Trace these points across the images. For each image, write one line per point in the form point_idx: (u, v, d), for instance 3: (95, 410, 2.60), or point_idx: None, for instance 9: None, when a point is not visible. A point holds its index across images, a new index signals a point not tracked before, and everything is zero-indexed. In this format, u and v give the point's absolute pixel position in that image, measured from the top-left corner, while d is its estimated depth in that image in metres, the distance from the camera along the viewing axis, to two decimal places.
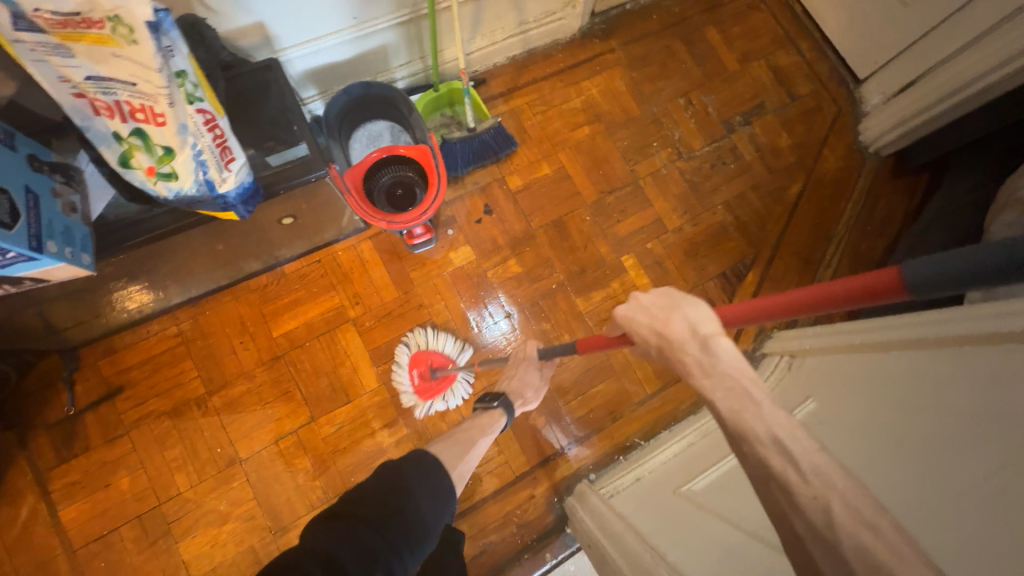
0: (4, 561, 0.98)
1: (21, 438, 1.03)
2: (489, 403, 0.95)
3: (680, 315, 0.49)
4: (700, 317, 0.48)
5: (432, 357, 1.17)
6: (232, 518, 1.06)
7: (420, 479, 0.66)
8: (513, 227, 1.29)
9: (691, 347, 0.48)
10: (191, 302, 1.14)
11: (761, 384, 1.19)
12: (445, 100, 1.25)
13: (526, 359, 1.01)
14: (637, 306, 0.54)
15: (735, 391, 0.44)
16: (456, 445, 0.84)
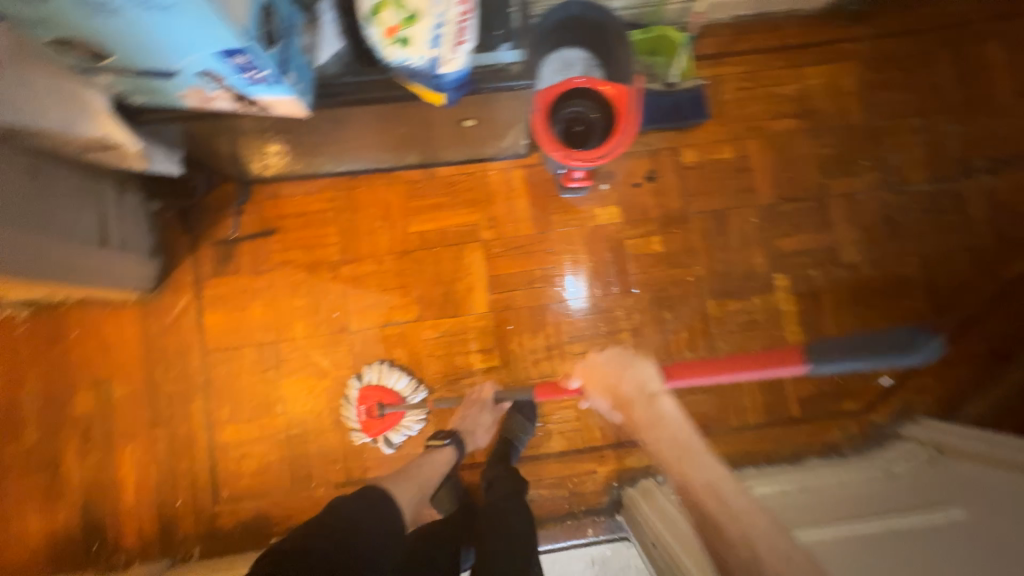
0: (156, 337, 1.16)
1: (192, 244, 1.18)
2: (442, 440, 1.03)
3: (628, 373, 1.01)
4: (649, 379, 0.98)
5: (383, 395, 1.12)
6: (329, 377, 1.15)
7: (364, 512, 0.77)
8: (669, 203, 1.20)
9: (642, 398, 0.95)
10: (350, 174, 1.19)
11: (884, 465, 1.03)
12: (653, 46, 1.12)
13: (478, 402, 1.08)
14: (598, 361, 1.06)
15: (671, 438, 0.87)
16: (413, 477, 0.92)
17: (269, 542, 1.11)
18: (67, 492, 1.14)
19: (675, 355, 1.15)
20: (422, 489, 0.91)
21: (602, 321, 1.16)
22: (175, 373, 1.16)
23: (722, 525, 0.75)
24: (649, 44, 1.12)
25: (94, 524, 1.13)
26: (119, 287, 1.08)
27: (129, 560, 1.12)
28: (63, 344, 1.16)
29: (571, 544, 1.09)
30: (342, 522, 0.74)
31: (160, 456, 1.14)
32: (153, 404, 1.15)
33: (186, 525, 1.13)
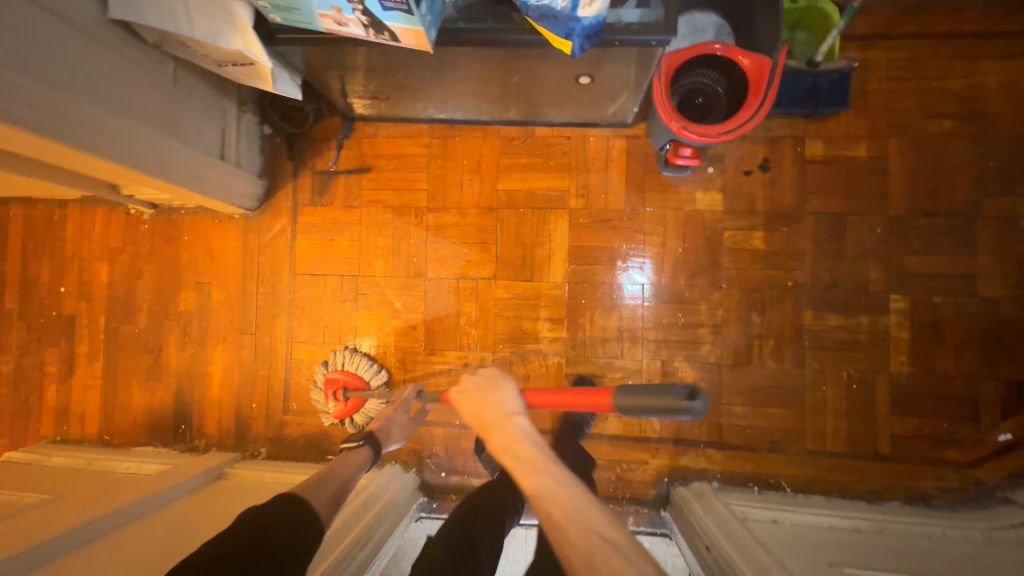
0: (253, 253, 1.25)
1: (294, 171, 1.25)
2: (355, 442, 0.93)
3: (494, 395, 0.83)
4: (509, 400, 0.82)
5: (345, 379, 1.14)
6: (400, 318, 1.19)
7: (279, 519, 0.69)
8: (781, 198, 1.09)
9: (499, 425, 0.78)
10: (448, 123, 1.19)
11: (990, 530, 0.89)
12: (797, 18, 1.01)
13: (400, 402, 1.03)
14: (466, 387, 0.87)
15: (521, 455, 0.71)
16: (329, 479, 0.82)
17: (327, 458, 1.20)
18: (165, 376, 1.28)
19: (756, 361, 1.07)
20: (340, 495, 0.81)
21: (681, 313, 1.10)
22: (265, 289, 1.25)
23: (561, 545, 0.59)
24: (793, 15, 1.01)
25: (184, 409, 1.27)
26: (229, 203, 1.16)
27: (208, 446, 1.25)
28: (175, 246, 1.28)
29: None
30: (260, 534, 0.66)
31: (243, 361, 1.25)
32: (243, 314, 1.25)
33: (258, 427, 1.24)
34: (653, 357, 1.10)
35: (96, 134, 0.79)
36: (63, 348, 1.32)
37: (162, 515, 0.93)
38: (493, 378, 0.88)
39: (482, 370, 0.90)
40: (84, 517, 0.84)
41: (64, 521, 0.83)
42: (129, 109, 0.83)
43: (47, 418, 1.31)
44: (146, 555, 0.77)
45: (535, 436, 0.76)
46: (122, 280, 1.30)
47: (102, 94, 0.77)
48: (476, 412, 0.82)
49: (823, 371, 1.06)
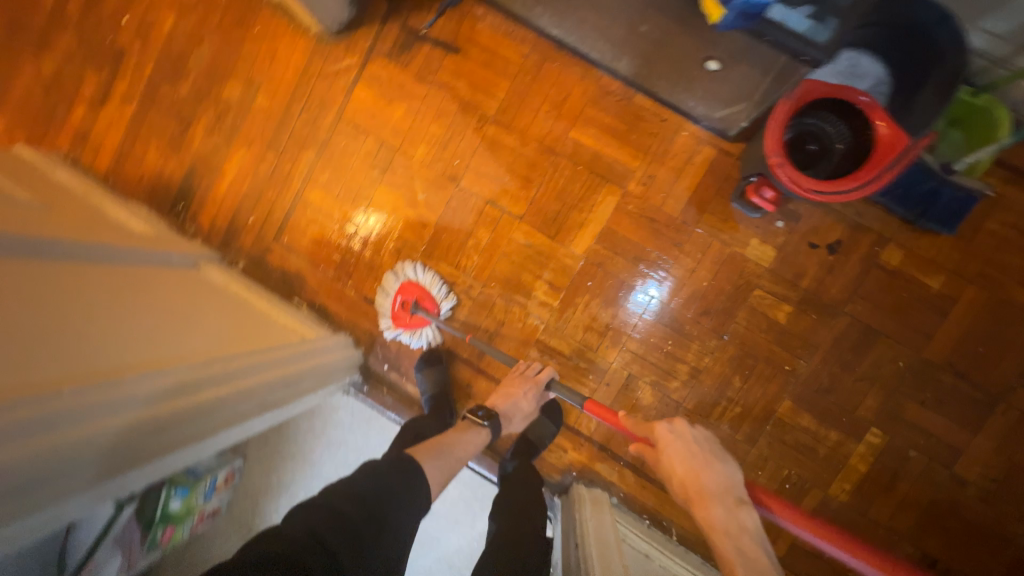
0: (311, 77, 1.20)
1: (385, 15, 1.16)
2: (480, 419, 0.96)
3: (717, 465, 0.77)
4: (732, 480, 0.75)
5: (421, 296, 1.13)
6: (416, 210, 1.16)
7: (396, 482, 0.75)
8: (830, 286, 1.01)
9: (723, 503, 0.72)
10: (555, 43, 1.09)
11: None
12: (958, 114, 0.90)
13: (531, 384, 1.04)
14: (682, 435, 0.81)
15: (744, 549, 0.65)
16: (446, 456, 0.86)
17: (292, 300, 1.22)
18: (183, 151, 1.28)
19: (713, 419, 1.05)
20: (450, 473, 0.85)
21: (672, 342, 1.07)
22: (307, 118, 1.21)
23: None
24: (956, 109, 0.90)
25: (187, 190, 1.28)
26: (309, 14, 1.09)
27: (195, 234, 1.28)
28: (243, 32, 1.23)
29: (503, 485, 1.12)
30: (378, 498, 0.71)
31: (257, 175, 1.24)
32: (278, 131, 1.22)
33: (245, 240, 1.26)
34: (623, 366, 1.08)
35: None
36: (103, 77, 1.31)
37: (141, 271, 0.96)
38: (708, 442, 0.81)
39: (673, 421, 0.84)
40: (72, 240, 0.87)
41: (54, 235, 0.85)
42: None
43: (66, 135, 1.33)
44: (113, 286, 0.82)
45: (764, 540, 0.68)
46: (181, 40, 1.26)
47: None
48: (691, 471, 0.76)
49: (768, 459, 1.04)
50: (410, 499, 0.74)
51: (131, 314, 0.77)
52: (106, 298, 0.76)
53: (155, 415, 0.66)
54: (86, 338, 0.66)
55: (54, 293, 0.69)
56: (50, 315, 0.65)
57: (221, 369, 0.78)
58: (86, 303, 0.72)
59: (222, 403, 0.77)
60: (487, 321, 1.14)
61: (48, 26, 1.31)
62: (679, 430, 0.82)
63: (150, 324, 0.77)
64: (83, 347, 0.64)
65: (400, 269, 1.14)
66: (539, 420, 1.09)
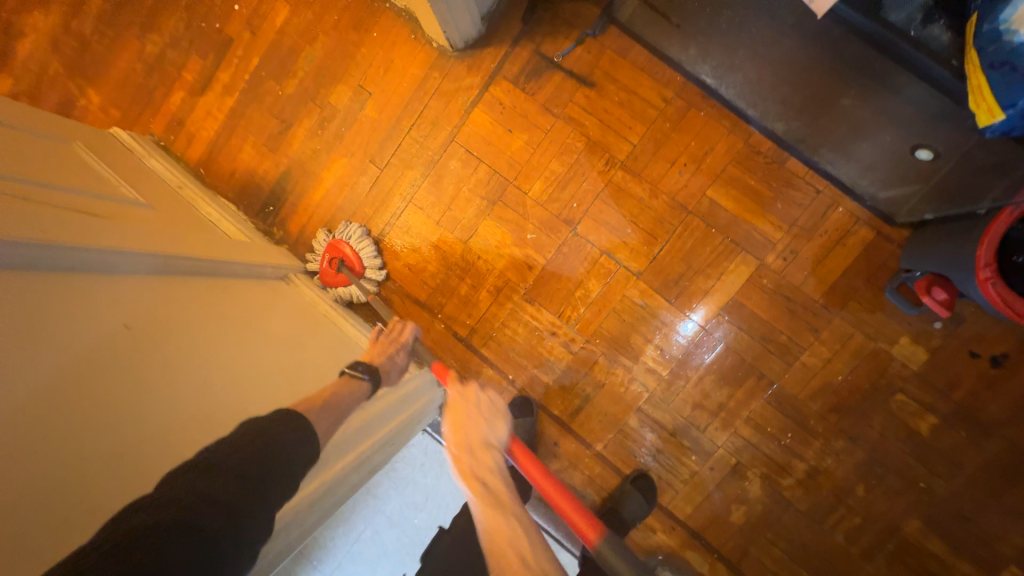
0: (426, 93, 1.12)
1: (517, 35, 1.07)
2: (359, 373, 0.79)
3: (489, 420, 0.75)
4: (493, 432, 0.74)
5: (346, 253, 1.14)
6: (523, 249, 1.08)
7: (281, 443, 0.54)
8: (987, 402, 0.90)
9: (474, 451, 0.71)
10: (705, 89, 0.99)
11: None
12: None
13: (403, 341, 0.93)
14: (475, 398, 0.79)
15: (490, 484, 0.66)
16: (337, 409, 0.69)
17: (376, 324, 1.16)
18: (280, 152, 1.22)
19: (826, 526, 0.96)
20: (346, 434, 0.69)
21: (791, 435, 0.97)
22: (417, 135, 1.13)
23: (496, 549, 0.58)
24: None
25: (279, 193, 1.22)
26: (441, 28, 1.02)
27: (282, 239, 1.22)
28: (360, 35, 1.16)
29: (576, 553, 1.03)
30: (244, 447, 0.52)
31: (354, 188, 1.17)
32: (383, 143, 1.15)
33: None
34: (732, 452, 0.99)
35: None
36: (205, 63, 1.25)
37: (225, 287, 0.88)
38: (495, 407, 0.78)
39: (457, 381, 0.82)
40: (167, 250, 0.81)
41: (151, 244, 0.79)
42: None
43: (160, 119, 1.28)
44: (202, 329, 0.72)
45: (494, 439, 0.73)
46: (292, 34, 1.20)
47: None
48: (462, 426, 0.74)
49: None
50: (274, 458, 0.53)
51: (219, 373, 0.67)
52: (193, 356, 0.66)
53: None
54: (170, 430, 0.56)
55: (143, 354, 0.60)
56: (129, 400, 0.54)
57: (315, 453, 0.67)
58: (171, 369, 0.62)
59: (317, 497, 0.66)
60: (584, 380, 1.05)
61: (158, 6, 1.27)
62: (471, 394, 0.79)
63: (238, 385, 0.68)
64: (168, 443, 0.55)
65: (346, 226, 1.15)
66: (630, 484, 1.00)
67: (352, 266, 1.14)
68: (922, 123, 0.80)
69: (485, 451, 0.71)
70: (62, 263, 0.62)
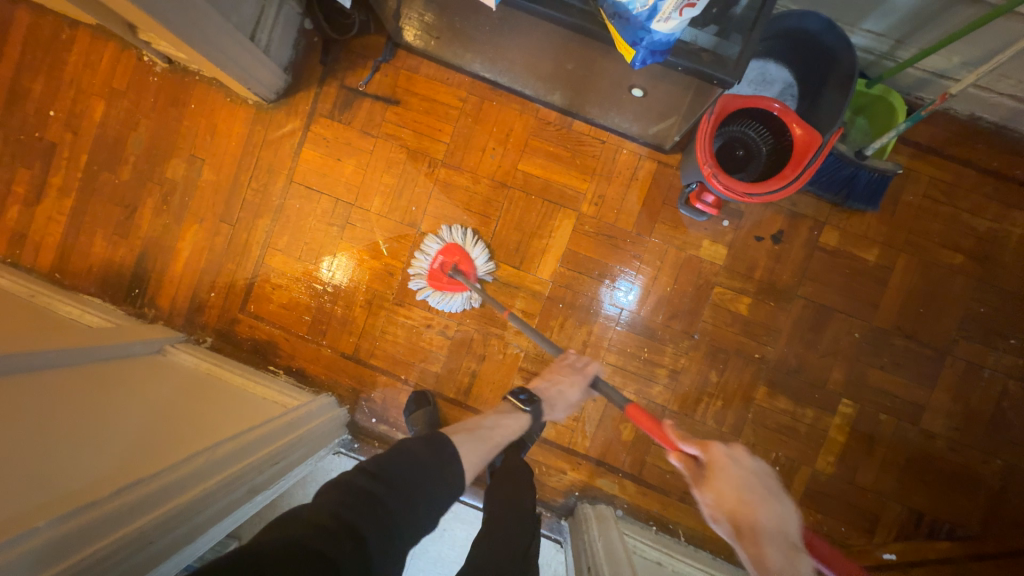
0: (256, 146, 1.21)
1: (321, 76, 1.19)
2: (522, 404, 0.91)
3: (759, 499, 0.69)
4: (787, 522, 0.67)
5: (460, 259, 1.11)
6: (382, 259, 1.17)
7: (431, 463, 0.69)
8: (780, 273, 1.08)
9: (776, 544, 0.63)
10: (488, 82, 1.14)
11: None
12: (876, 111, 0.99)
13: (578, 372, 0.96)
14: (741, 463, 0.73)
15: None
16: (484, 441, 0.80)
17: (268, 368, 1.20)
18: (132, 236, 1.25)
19: (698, 417, 1.09)
20: (490, 454, 0.79)
21: (647, 349, 1.11)
22: (259, 185, 1.21)
23: None
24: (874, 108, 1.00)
25: (141, 274, 1.25)
26: (245, 85, 1.11)
27: (155, 317, 1.24)
28: (180, 111, 1.22)
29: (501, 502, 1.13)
30: (408, 467, 0.66)
31: (213, 249, 1.23)
32: (230, 200, 1.22)
33: (210, 316, 1.23)
34: (607, 379, 1.11)
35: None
36: (34, 172, 1.27)
37: (111, 369, 0.94)
38: (766, 480, 0.73)
39: (575, 353, 1.01)
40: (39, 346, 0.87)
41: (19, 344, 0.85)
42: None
43: (1, 238, 1.27)
44: (85, 396, 0.79)
45: (772, 496, 0.70)
46: (114, 125, 1.25)
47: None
48: (740, 498, 0.68)
49: (755, 445, 1.08)
50: (433, 473, 0.68)
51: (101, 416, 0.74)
52: (76, 411, 0.72)
53: (133, 530, 0.61)
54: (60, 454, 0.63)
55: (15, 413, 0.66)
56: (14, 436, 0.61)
57: (202, 461, 0.73)
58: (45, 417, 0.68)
59: (203, 501, 0.72)
60: (468, 359, 1.15)
61: None
62: (733, 456, 0.74)
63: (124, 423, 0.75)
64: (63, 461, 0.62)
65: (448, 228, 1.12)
66: None
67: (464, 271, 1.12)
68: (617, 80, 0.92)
69: (784, 540, 0.64)
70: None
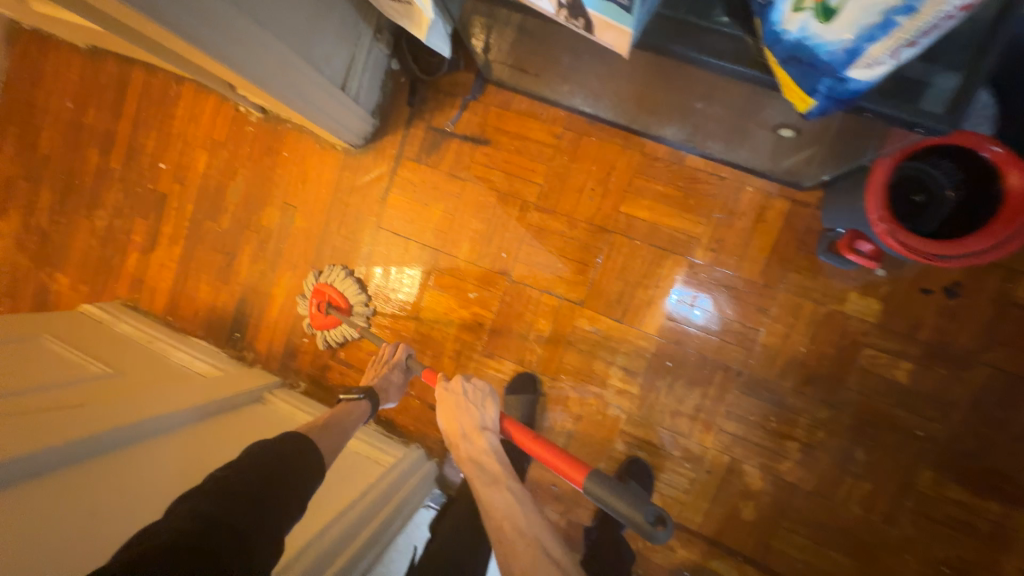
0: (344, 192, 1.19)
1: (408, 118, 1.15)
2: (354, 396, 0.94)
3: (474, 407, 0.79)
4: (485, 415, 0.78)
5: (333, 295, 1.17)
6: (470, 310, 1.11)
7: (290, 454, 0.72)
8: (957, 335, 0.88)
9: (467, 436, 0.77)
10: (586, 115, 1.03)
11: None
12: None
13: (392, 364, 1.00)
14: (457, 388, 0.81)
15: (485, 468, 0.74)
16: (334, 432, 0.84)
17: None
18: (232, 282, 1.29)
19: (839, 501, 0.93)
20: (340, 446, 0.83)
21: (775, 418, 0.96)
22: (346, 231, 1.19)
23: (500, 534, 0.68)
24: None
25: (241, 318, 1.29)
26: (334, 133, 1.09)
27: (254, 360, 1.28)
28: (272, 159, 1.24)
29: None
30: (266, 461, 0.69)
31: (305, 295, 1.24)
32: (319, 247, 1.22)
33: (304, 361, 1.25)
34: (723, 450, 0.98)
35: (213, 31, 0.72)
36: (149, 221, 1.35)
37: (207, 427, 0.95)
38: (482, 389, 0.82)
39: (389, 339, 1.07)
40: (145, 412, 0.87)
41: (128, 411, 0.85)
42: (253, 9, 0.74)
43: (123, 282, 1.38)
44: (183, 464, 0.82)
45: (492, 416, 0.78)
46: (215, 174, 1.29)
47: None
48: (450, 415, 0.80)
49: (917, 541, 0.90)
50: (300, 464, 0.72)
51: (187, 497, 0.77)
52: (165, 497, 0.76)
53: None
54: None
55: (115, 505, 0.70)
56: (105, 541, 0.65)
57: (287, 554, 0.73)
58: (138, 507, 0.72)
59: None
60: (561, 419, 1.06)
61: (97, 183, 1.39)
62: (455, 385, 0.81)
63: None
64: None
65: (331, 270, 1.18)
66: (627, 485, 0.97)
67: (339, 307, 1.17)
68: (758, 117, 0.77)
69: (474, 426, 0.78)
70: (49, 462, 0.70)
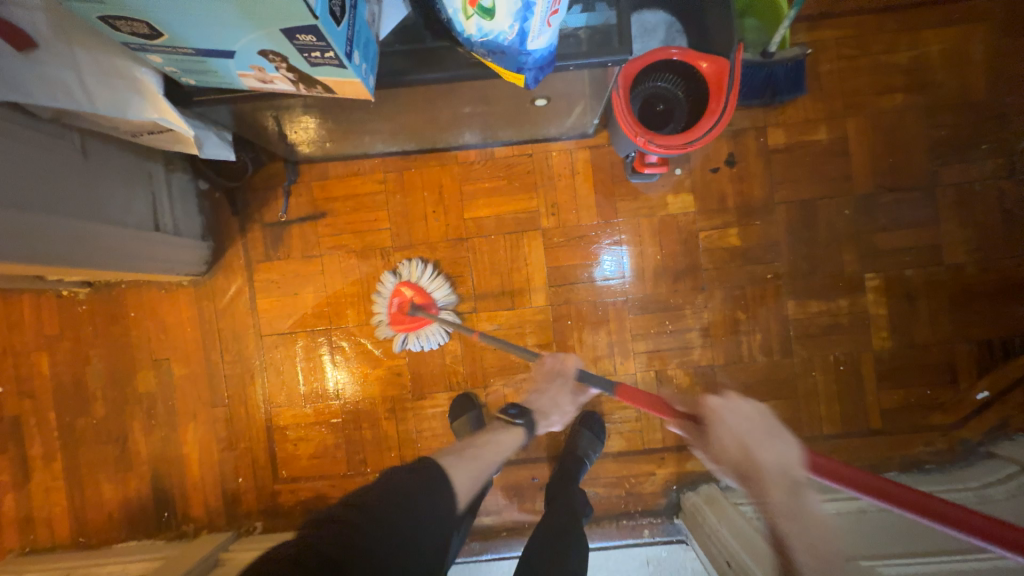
0: (212, 320, 1.16)
1: (241, 226, 1.15)
2: (513, 418, 0.91)
3: (775, 445, 0.70)
4: (784, 453, 0.68)
5: (416, 294, 1.07)
6: (385, 365, 1.13)
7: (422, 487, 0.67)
8: (751, 191, 1.08)
9: (776, 484, 0.65)
10: (397, 154, 1.11)
11: (973, 479, 0.93)
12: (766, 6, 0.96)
13: (558, 376, 0.96)
14: (736, 410, 0.75)
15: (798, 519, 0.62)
16: (473, 461, 0.79)
17: None
18: (134, 465, 1.18)
19: (746, 359, 1.07)
20: (481, 475, 0.78)
21: (669, 321, 1.08)
22: (232, 355, 1.16)
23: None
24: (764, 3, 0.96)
25: (162, 496, 1.18)
26: (172, 273, 1.06)
27: (196, 530, 1.17)
28: (121, 324, 1.17)
29: (613, 545, 1.03)
30: (399, 497, 0.64)
31: (219, 436, 1.17)
32: (211, 383, 1.16)
33: (248, 501, 1.17)
34: (647, 368, 1.09)
35: (12, 239, 0.71)
36: (11, 453, 1.20)
37: None
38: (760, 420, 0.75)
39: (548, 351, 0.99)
40: None
41: None
42: (34, 200, 0.74)
43: (8, 531, 1.19)
44: None
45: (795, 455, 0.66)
46: (66, 369, 1.19)
47: (2, 193, 0.69)
48: (741, 446, 0.70)
49: (812, 357, 1.07)
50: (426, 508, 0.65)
51: None
52: None
53: None
54: None
55: None
56: None
57: None
58: None
59: None
60: None
61: None
62: (731, 403, 0.76)
63: None
64: None
65: (410, 264, 1.09)
66: (582, 434, 1.04)
67: (425, 305, 1.07)
68: (518, 102, 0.90)
69: (786, 487, 0.65)
70: None
